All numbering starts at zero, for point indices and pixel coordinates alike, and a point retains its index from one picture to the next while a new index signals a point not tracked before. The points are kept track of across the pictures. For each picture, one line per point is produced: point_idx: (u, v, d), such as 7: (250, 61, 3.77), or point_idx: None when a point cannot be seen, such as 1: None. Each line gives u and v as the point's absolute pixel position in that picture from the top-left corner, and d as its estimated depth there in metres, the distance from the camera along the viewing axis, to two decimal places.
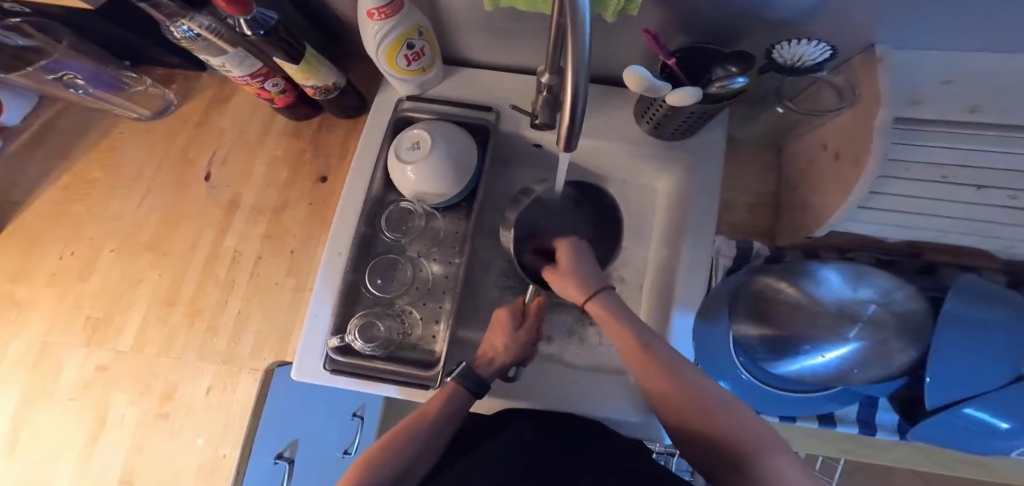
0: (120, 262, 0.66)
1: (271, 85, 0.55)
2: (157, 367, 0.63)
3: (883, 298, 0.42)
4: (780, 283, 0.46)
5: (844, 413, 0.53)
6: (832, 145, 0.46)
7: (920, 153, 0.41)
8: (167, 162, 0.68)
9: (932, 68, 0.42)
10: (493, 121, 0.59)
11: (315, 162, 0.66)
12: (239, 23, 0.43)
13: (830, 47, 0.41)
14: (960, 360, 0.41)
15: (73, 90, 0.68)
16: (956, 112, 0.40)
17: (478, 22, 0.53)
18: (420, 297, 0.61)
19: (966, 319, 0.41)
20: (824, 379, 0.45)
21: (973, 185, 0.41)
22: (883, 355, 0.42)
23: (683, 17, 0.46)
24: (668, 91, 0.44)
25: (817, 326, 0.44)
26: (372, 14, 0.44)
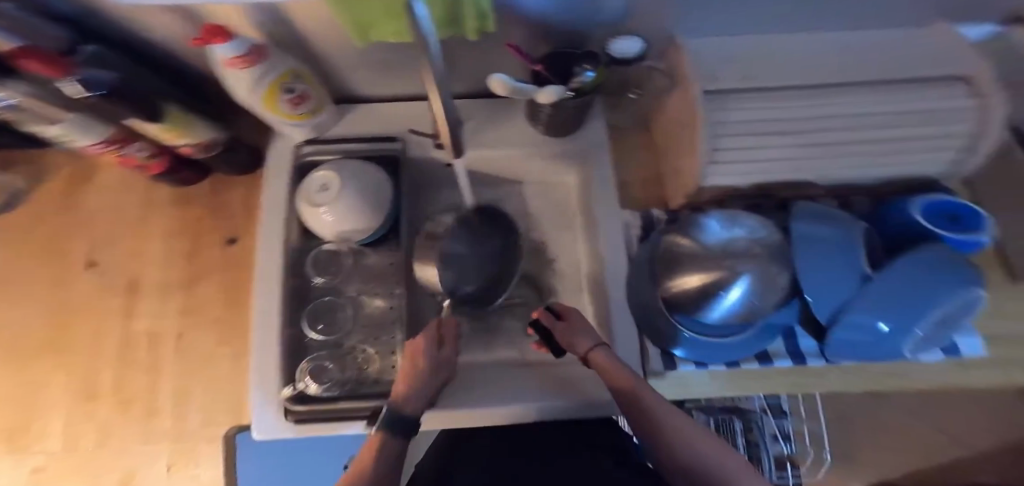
0: (15, 374, 0.59)
1: (136, 149, 0.49)
2: (98, 462, 0.58)
3: (751, 234, 0.50)
4: (681, 238, 0.52)
5: (776, 349, 0.60)
6: (679, 120, 0.54)
7: (734, 114, 0.50)
8: (35, 257, 0.60)
9: (713, 48, 0.52)
10: (400, 149, 0.57)
11: (216, 226, 0.60)
12: (65, 86, 0.37)
13: (641, 51, 0.48)
14: (820, 276, 0.51)
15: None
16: (741, 79, 0.50)
17: (359, 59, 0.50)
18: (370, 333, 0.60)
19: (806, 237, 0.53)
20: (740, 317, 0.51)
21: (780, 133, 0.50)
22: (767, 280, 0.49)
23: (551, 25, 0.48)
24: (537, 92, 0.47)
25: (711, 266, 0.49)
26: (233, 63, 0.39)
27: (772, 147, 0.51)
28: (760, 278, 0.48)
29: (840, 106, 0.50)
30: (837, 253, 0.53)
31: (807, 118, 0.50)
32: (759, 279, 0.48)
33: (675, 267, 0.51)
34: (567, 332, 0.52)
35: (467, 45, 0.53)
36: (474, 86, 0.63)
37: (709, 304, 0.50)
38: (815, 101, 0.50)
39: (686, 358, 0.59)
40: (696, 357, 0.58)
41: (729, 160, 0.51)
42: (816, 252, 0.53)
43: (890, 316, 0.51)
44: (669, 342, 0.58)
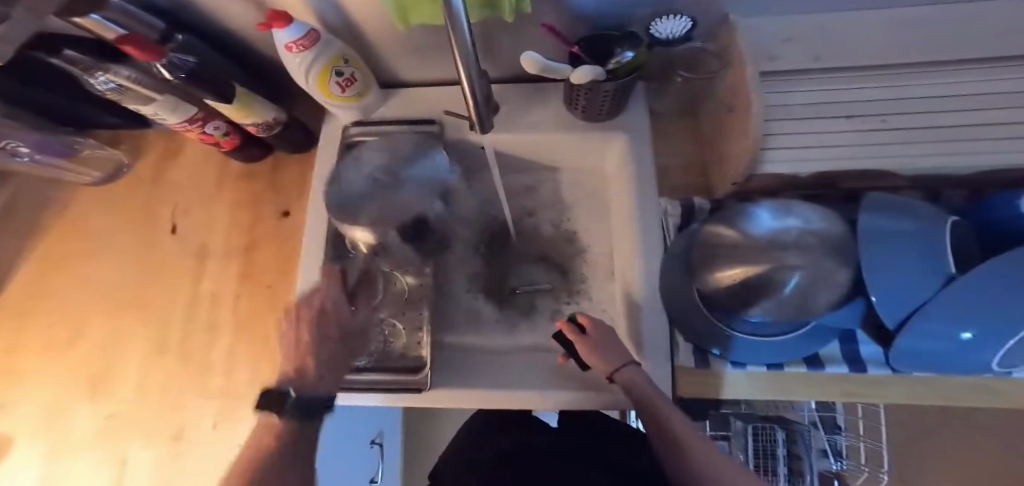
0: (108, 321, 0.68)
1: (213, 128, 0.57)
2: (162, 408, 0.65)
3: (808, 225, 0.44)
4: (723, 230, 0.48)
5: (828, 354, 0.53)
6: (727, 100, 0.51)
7: (790, 96, 0.50)
8: (131, 223, 0.70)
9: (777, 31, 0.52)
10: (437, 131, 0.61)
11: (276, 199, 0.67)
12: (158, 71, 0.46)
13: (692, 22, 0.49)
14: (898, 273, 0.42)
15: (19, 157, 0.65)
16: (804, 62, 0.51)
17: (403, 42, 0.55)
18: (400, 308, 0.64)
19: (880, 232, 0.45)
20: (787, 316, 0.46)
21: (844, 116, 0.49)
22: (821, 280, 0.43)
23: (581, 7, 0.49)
24: (571, 72, 0.49)
25: (749, 260, 0.45)
26: (291, 48, 0.46)
27: (838, 131, 0.48)
28: (814, 274, 0.43)
29: (911, 90, 0.49)
30: (920, 248, 0.43)
31: (873, 102, 0.49)
32: (812, 278, 0.43)
33: (712, 262, 0.48)
34: (590, 346, 0.51)
35: (505, 29, 0.54)
36: (514, 74, 0.66)
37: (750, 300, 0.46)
38: (878, 85, 0.50)
39: (721, 358, 0.54)
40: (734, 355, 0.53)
41: (793, 141, 0.48)
42: (891, 247, 0.44)
43: (975, 323, 0.42)
44: (692, 334, 0.54)
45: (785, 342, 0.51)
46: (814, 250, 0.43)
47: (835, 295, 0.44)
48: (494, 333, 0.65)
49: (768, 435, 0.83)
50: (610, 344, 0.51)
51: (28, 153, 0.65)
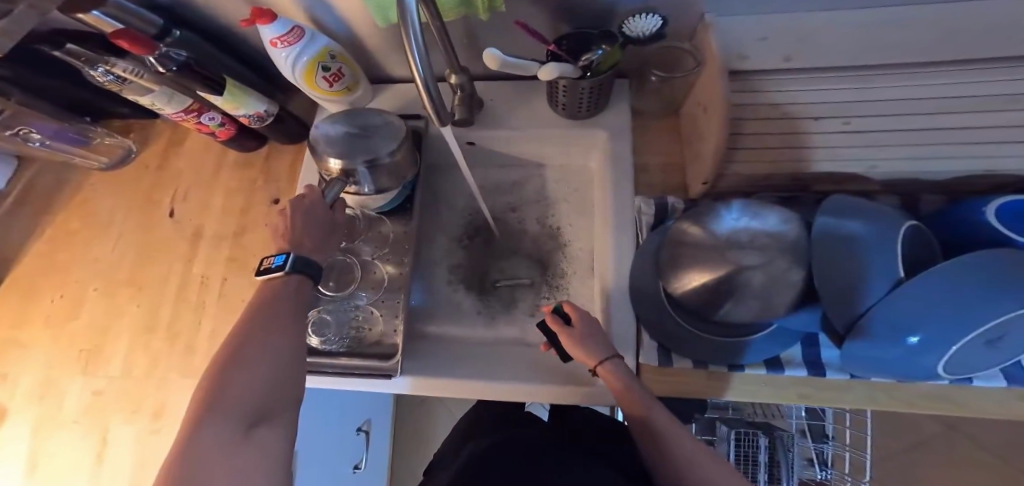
0: (104, 300, 0.72)
1: (208, 119, 0.59)
2: (147, 385, 0.68)
3: (768, 226, 0.45)
4: (688, 226, 0.49)
5: (789, 356, 0.54)
6: (698, 100, 0.52)
7: (754, 98, 0.45)
8: (136, 206, 0.74)
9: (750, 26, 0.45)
10: (422, 126, 0.65)
11: (268, 187, 0.70)
12: (152, 61, 0.50)
13: (662, 19, 0.46)
14: (850, 274, 0.42)
15: (30, 142, 0.69)
16: (776, 62, 0.44)
17: (388, 41, 0.59)
18: (378, 295, 0.64)
19: (832, 234, 0.44)
20: (753, 314, 0.46)
21: (813, 118, 0.44)
22: (774, 281, 0.43)
23: (551, 7, 0.51)
24: (538, 68, 0.47)
25: (709, 259, 0.46)
26: (275, 43, 0.50)
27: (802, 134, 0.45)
28: (765, 275, 0.43)
29: (903, 85, 0.42)
30: (873, 252, 0.42)
31: (851, 102, 0.44)
32: (764, 278, 0.43)
33: (680, 260, 0.49)
34: (574, 339, 0.51)
35: (484, 30, 0.57)
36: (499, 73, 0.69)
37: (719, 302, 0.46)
38: (859, 83, 0.43)
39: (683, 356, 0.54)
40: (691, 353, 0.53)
41: (752, 143, 0.47)
42: (842, 248, 0.43)
43: (923, 326, 0.41)
44: (655, 331, 0.56)
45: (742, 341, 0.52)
46: (768, 248, 0.44)
47: (798, 296, 0.45)
48: (469, 326, 0.67)
49: (750, 442, 0.92)
50: (595, 336, 0.51)
51: (39, 139, 0.69)
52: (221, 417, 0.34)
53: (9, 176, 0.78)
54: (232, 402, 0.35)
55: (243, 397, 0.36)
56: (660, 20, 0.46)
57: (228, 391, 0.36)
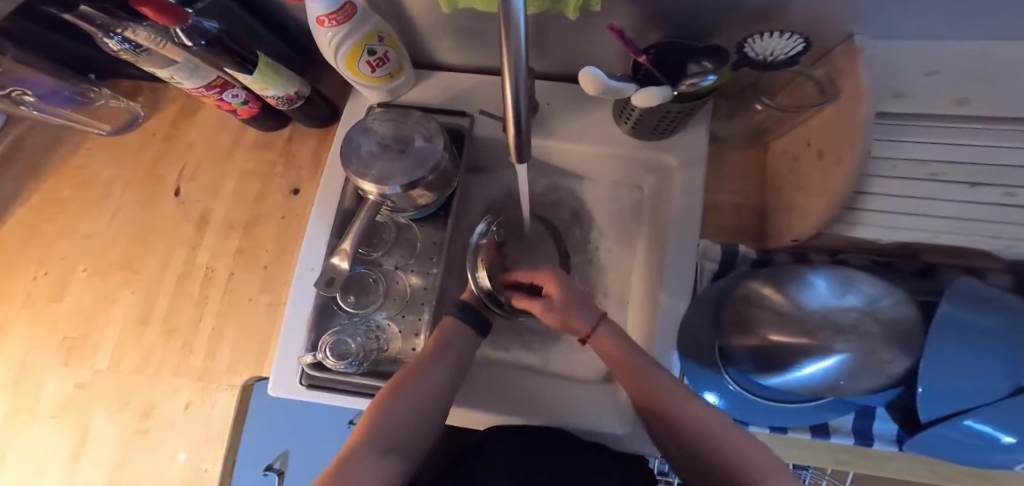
0: (95, 282, 0.65)
1: (231, 96, 0.51)
2: (137, 383, 0.63)
3: (871, 304, 0.39)
4: (766, 289, 0.45)
5: (838, 423, 0.50)
6: (815, 142, 0.45)
7: (900, 148, 0.40)
8: (136, 179, 0.66)
9: (919, 61, 0.43)
10: (467, 125, 0.55)
11: (287, 174, 0.63)
12: (177, 34, 0.42)
13: (804, 39, 0.39)
14: (962, 371, 0.38)
15: (23, 106, 0.62)
16: (944, 104, 0.41)
17: (448, 24, 0.50)
18: (398, 310, 0.58)
19: (958, 324, 0.39)
20: (812, 390, 0.42)
21: (965, 183, 0.39)
22: (869, 367, 0.38)
23: (659, 9, 0.43)
24: (634, 92, 0.41)
25: (798, 336, 0.41)
26: (323, 21, 0.42)
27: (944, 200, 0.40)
28: (864, 359, 0.38)
29: None
30: (997, 355, 0.38)
31: (1017, 169, 0.38)
32: (860, 363, 0.38)
33: (750, 324, 0.45)
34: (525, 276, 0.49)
35: (569, 23, 0.48)
36: (565, 71, 0.60)
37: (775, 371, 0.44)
38: None
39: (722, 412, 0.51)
40: (737, 414, 0.50)
41: (891, 204, 0.40)
42: (957, 343, 0.39)
43: (1021, 430, 0.39)
44: (698, 386, 0.51)
45: (795, 409, 0.48)
46: (872, 336, 0.38)
47: (886, 383, 0.40)
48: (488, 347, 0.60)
49: None
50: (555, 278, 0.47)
51: (33, 102, 0.62)
52: (368, 442, 0.39)
53: None
54: (388, 434, 0.40)
55: (401, 420, 0.41)
56: (800, 40, 0.39)
57: (388, 419, 0.40)
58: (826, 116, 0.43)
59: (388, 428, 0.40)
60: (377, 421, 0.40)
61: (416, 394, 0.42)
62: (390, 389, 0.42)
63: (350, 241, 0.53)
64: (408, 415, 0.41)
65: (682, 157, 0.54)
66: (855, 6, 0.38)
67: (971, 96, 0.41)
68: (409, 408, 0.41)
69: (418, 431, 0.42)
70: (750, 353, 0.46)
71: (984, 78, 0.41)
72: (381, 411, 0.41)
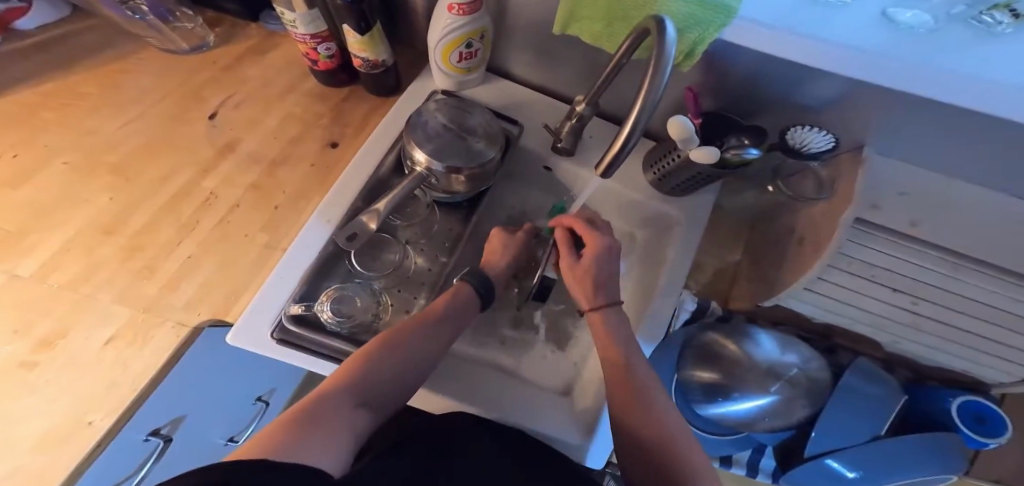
0: (70, 179, 0.59)
1: (324, 48, 0.58)
2: (53, 304, 0.53)
3: (802, 365, 0.58)
4: (725, 341, 0.60)
5: (739, 458, 0.71)
6: (800, 230, 0.55)
7: (864, 251, 0.54)
8: (173, 95, 0.65)
9: (899, 180, 0.53)
10: (515, 133, 0.61)
11: (331, 129, 0.65)
12: None
13: (833, 140, 0.50)
14: (840, 425, 0.62)
15: (131, 13, 0.67)
16: (902, 222, 0.52)
17: (537, 44, 0.59)
18: (396, 284, 0.57)
19: (852, 390, 0.61)
20: (735, 422, 0.61)
21: (890, 288, 0.56)
22: (786, 409, 0.59)
23: (711, 78, 0.54)
24: (694, 148, 0.51)
25: (749, 379, 0.59)
26: (452, 7, 0.50)
27: (876, 298, 0.56)
28: (781, 402, 0.58)
29: (970, 293, 0.53)
30: (876, 414, 0.62)
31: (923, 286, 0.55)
32: (781, 403, 0.58)
33: (711, 364, 0.60)
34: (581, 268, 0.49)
35: (634, 71, 0.58)
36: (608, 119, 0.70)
37: (721, 401, 0.60)
38: (953, 272, 0.53)
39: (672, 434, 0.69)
40: None
41: (831, 289, 0.56)
42: (853, 407, 0.61)
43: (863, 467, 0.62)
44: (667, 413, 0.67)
45: (717, 440, 0.68)
46: (797, 386, 0.59)
47: (786, 425, 0.60)
48: (467, 341, 0.57)
49: None
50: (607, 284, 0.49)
51: (143, 12, 0.67)
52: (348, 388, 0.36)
53: (45, 24, 0.67)
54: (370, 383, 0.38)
55: (386, 372, 0.40)
56: (831, 139, 0.51)
57: (375, 369, 0.39)
58: (818, 210, 0.53)
59: (372, 377, 0.39)
60: (365, 369, 0.39)
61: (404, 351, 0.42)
62: (385, 340, 0.42)
63: (384, 203, 0.54)
64: (394, 368, 0.41)
65: (698, 209, 0.61)
66: (850, 114, 0.50)
67: (921, 220, 0.52)
68: (395, 363, 0.41)
69: (397, 387, 0.41)
70: (698, 382, 0.61)
71: (937, 205, 0.53)
72: (370, 360, 0.40)
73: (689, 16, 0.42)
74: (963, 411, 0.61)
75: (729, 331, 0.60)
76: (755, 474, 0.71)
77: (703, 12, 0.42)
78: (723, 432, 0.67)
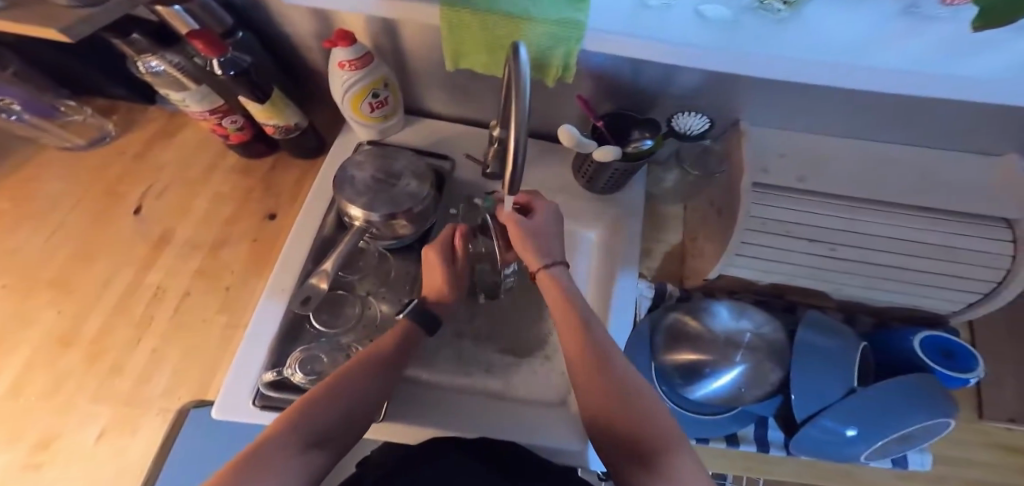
0: (10, 300, 0.58)
1: (229, 121, 0.57)
2: (36, 414, 0.54)
3: (756, 329, 0.58)
4: (687, 318, 0.60)
5: (745, 433, 0.64)
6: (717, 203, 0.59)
7: (775, 212, 0.56)
8: (92, 194, 0.64)
9: (777, 144, 0.57)
10: (447, 168, 0.63)
11: (265, 200, 0.65)
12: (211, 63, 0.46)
13: (708, 121, 0.53)
14: (812, 382, 0.56)
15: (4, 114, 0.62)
16: (789, 179, 0.55)
17: (441, 80, 0.60)
18: (366, 334, 0.58)
19: (809, 345, 0.57)
20: (723, 399, 0.57)
21: (807, 240, 0.57)
22: (759, 376, 0.57)
23: (612, 89, 0.56)
24: (593, 149, 0.52)
25: (713, 353, 0.57)
26: (343, 64, 0.49)
27: (796, 250, 0.58)
28: (752, 370, 0.57)
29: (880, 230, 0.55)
30: (841, 363, 0.56)
31: (837, 233, 0.56)
32: (752, 371, 0.57)
33: (681, 343, 0.59)
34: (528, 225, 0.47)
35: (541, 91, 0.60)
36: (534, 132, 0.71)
37: (697, 379, 0.57)
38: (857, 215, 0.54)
39: None
40: None
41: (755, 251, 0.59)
42: (819, 360, 0.56)
43: (856, 424, 0.54)
44: None
45: (714, 421, 0.62)
46: (759, 350, 0.58)
47: (766, 392, 0.57)
48: (450, 373, 0.59)
49: None
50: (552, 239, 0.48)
51: (16, 111, 0.62)
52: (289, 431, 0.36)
53: None
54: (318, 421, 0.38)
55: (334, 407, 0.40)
56: (708, 120, 0.53)
57: (325, 405, 0.39)
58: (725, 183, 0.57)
59: (319, 415, 0.38)
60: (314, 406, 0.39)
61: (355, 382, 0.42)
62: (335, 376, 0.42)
63: (332, 261, 0.54)
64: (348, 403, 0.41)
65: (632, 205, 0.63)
66: (738, 104, 0.54)
67: (807, 176, 0.55)
68: (347, 396, 0.41)
69: (352, 421, 0.40)
70: (677, 365, 0.59)
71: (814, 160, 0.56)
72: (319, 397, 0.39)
73: (551, 36, 0.41)
74: (926, 346, 0.59)
75: (688, 306, 0.61)
76: (766, 449, 0.64)
77: (562, 29, 0.40)
78: (716, 410, 0.62)
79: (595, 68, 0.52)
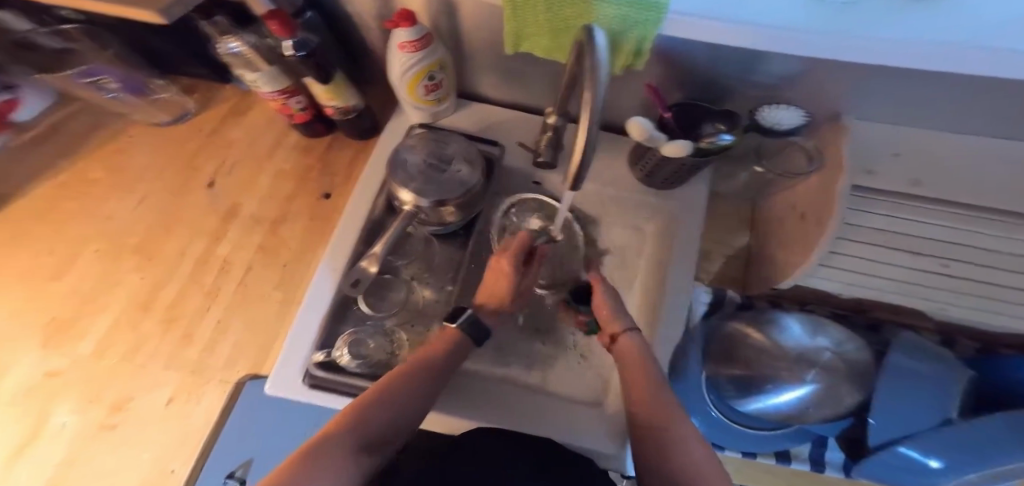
0: (101, 263, 0.64)
1: (295, 102, 0.59)
2: (110, 378, 0.59)
3: (837, 347, 0.53)
4: (748, 329, 0.56)
5: (798, 451, 0.61)
6: (800, 206, 0.53)
7: (866, 218, 0.52)
8: (172, 169, 0.69)
9: (887, 143, 0.50)
10: (497, 154, 0.62)
11: (322, 179, 0.67)
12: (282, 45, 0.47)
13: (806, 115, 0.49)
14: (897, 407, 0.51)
15: (105, 92, 0.71)
16: (900, 184, 0.50)
17: (499, 64, 0.59)
18: (409, 319, 0.58)
19: (903, 370, 0.52)
20: (783, 416, 0.54)
21: (911, 252, 0.52)
22: (832, 397, 0.53)
23: (680, 77, 0.51)
24: (666, 144, 0.48)
25: (779, 368, 0.54)
26: (404, 46, 0.49)
27: (896, 263, 0.53)
28: (823, 390, 0.53)
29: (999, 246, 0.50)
30: (936, 392, 0.51)
31: (946, 245, 0.51)
32: (823, 391, 0.52)
33: (738, 356, 0.56)
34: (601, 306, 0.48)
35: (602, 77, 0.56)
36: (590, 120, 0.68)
37: (758, 394, 0.54)
38: (967, 224, 0.50)
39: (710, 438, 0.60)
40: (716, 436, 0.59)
41: (849, 259, 0.54)
42: (911, 387, 0.51)
43: (947, 457, 0.51)
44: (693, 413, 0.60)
45: (768, 436, 0.59)
46: (836, 371, 0.53)
47: (838, 414, 0.53)
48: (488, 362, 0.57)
49: None
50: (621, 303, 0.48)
51: (113, 90, 0.70)
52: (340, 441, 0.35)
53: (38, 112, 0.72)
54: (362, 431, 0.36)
55: (381, 417, 0.38)
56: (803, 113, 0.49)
57: (371, 417, 0.38)
58: (812, 184, 0.51)
59: (364, 425, 0.37)
60: (363, 414, 0.37)
61: (398, 395, 0.40)
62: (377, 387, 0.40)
63: (380, 246, 0.55)
64: (391, 415, 0.39)
65: (692, 202, 0.59)
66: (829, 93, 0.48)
67: (922, 179, 0.49)
68: (389, 410, 0.39)
69: (389, 439, 0.38)
70: (736, 379, 0.55)
71: (934, 163, 0.49)
72: (367, 406, 0.38)
73: (623, 18, 0.39)
74: None
75: (750, 317, 0.56)
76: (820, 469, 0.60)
77: (637, 12, 0.38)
78: (771, 424, 0.58)
79: (668, 52, 0.48)
